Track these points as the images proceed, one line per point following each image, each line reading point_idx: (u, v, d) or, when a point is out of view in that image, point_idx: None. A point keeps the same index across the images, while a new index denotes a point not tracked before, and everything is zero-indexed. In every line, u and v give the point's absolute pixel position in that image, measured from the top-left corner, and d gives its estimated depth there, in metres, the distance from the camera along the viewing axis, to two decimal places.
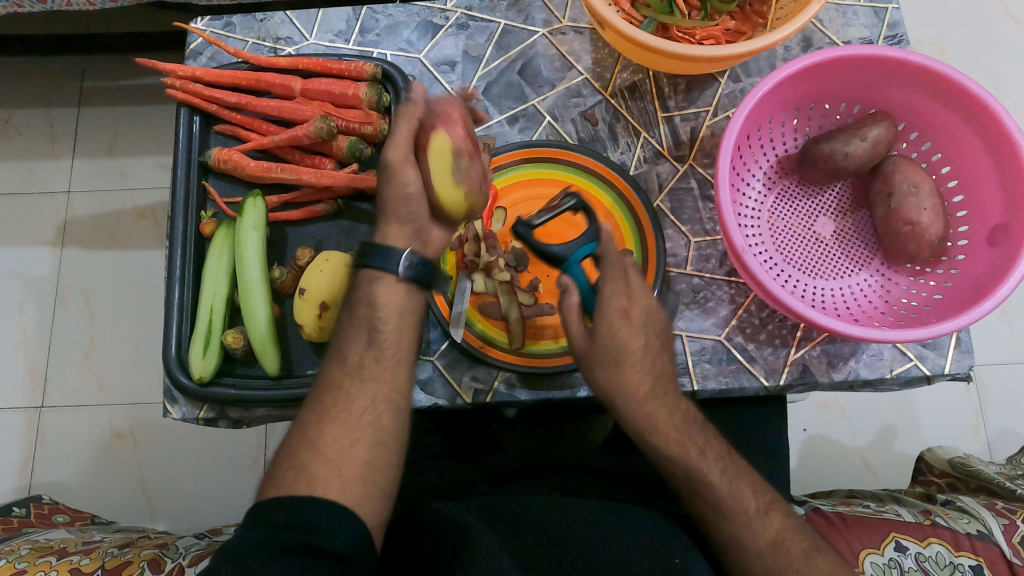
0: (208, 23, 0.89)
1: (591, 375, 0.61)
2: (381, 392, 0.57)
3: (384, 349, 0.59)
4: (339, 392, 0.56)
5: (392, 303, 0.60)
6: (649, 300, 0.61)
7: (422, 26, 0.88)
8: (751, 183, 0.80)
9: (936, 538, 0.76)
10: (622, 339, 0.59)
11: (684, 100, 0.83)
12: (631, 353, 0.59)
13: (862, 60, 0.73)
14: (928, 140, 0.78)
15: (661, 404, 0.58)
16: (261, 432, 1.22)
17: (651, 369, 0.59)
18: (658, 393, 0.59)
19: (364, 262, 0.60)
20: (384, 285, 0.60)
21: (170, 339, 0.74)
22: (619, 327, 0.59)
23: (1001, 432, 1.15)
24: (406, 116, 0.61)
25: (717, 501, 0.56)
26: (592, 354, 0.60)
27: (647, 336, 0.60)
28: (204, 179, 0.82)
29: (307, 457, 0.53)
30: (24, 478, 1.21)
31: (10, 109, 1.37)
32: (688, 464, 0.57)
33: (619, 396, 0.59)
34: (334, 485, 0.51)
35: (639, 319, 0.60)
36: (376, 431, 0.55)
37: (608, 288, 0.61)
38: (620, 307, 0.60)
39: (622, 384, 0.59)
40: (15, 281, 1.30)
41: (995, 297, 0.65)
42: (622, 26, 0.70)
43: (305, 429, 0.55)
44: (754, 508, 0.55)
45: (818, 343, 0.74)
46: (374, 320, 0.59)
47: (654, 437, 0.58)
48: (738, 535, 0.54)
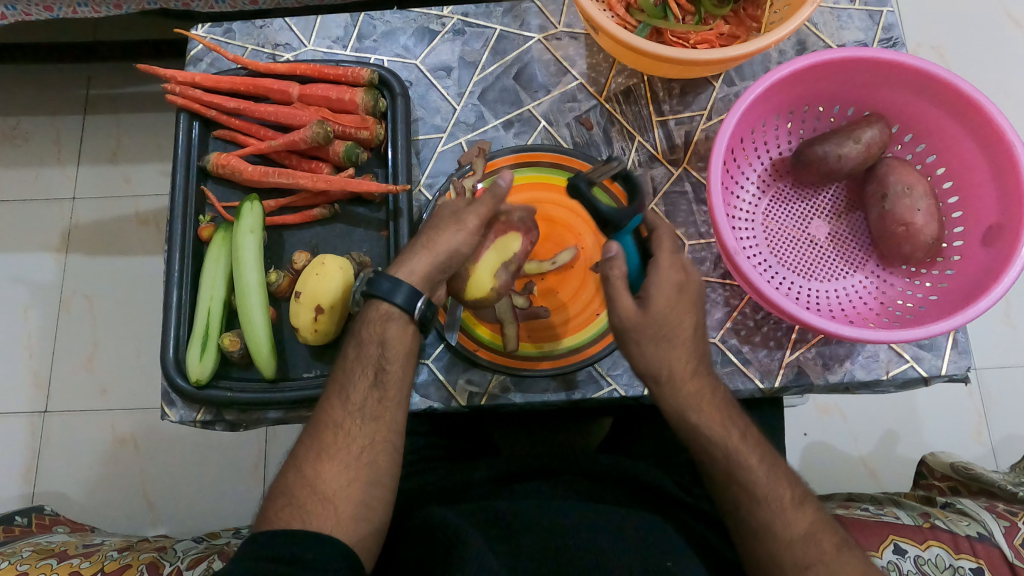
0: (208, 31, 0.90)
1: (635, 348, 0.59)
2: (380, 433, 0.59)
3: (388, 391, 0.60)
4: (339, 429, 0.59)
5: (400, 345, 0.61)
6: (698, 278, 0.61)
7: (419, 32, 0.89)
8: (744, 186, 0.80)
9: (936, 541, 0.75)
10: (676, 316, 0.58)
11: (679, 104, 0.83)
12: (682, 329, 0.59)
13: (854, 62, 0.73)
14: (923, 142, 0.78)
15: (703, 382, 0.60)
16: (262, 436, 1.23)
17: (697, 346, 0.60)
18: (700, 372, 0.60)
19: (375, 295, 0.61)
20: (394, 325, 0.61)
21: (167, 342, 0.75)
22: (675, 300, 0.58)
23: (1005, 435, 1.15)
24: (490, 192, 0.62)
25: (752, 486, 0.57)
26: (642, 329, 0.58)
27: (696, 315, 0.60)
28: (203, 184, 0.83)
29: (305, 495, 0.56)
30: (27, 484, 1.22)
31: (15, 116, 1.38)
32: (729, 447, 0.58)
33: (664, 372, 0.59)
34: (328, 521, 0.55)
35: (691, 294, 0.60)
36: (372, 471, 0.58)
37: (667, 260, 0.59)
38: (677, 281, 0.59)
39: (668, 360, 0.59)
40: (20, 286, 1.31)
41: (991, 296, 0.65)
42: (616, 31, 0.71)
43: (303, 464, 0.58)
44: (789, 498, 0.57)
45: (813, 345, 0.74)
46: (382, 361, 0.60)
47: (697, 416, 0.59)
48: (771, 520, 0.56)
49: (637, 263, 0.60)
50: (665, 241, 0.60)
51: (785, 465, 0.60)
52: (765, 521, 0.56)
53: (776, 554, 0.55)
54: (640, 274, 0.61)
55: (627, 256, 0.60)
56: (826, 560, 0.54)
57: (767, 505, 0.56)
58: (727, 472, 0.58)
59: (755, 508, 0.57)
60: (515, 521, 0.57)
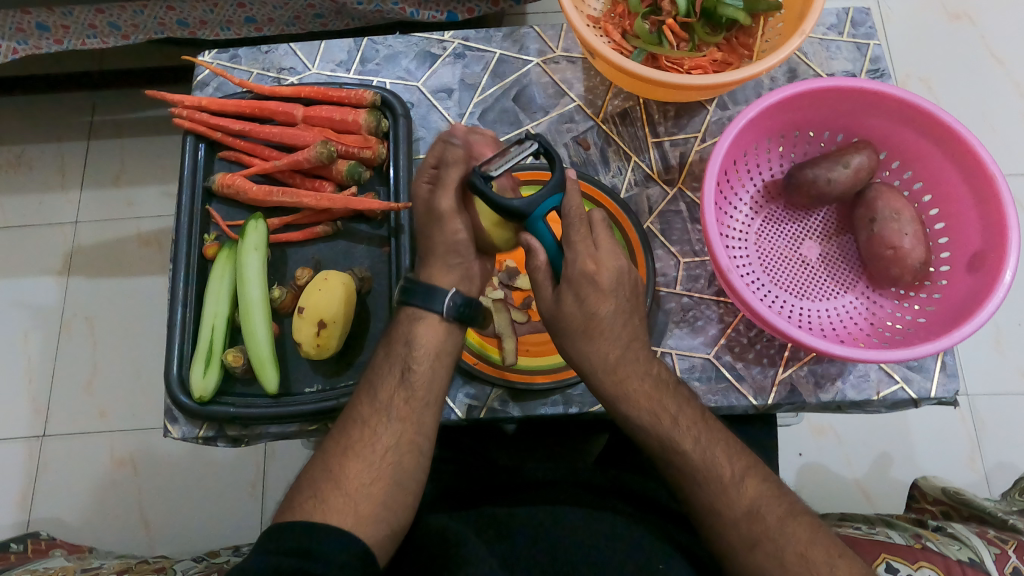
0: (215, 57, 0.93)
1: (561, 340, 0.62)
2: (406, 431, 0.59)
3: (415, 391, 0.61)
4: (366, 427, 0.59)
5: (430, 345, 0.62)
6: (616, 262, 0.61)
7: (420, 55, 0.91)
8: (737, 207, 0.82)
9: (928, 563, 0.75)
10: (591, 307, 0.60)
11: (674, 126, 0.86)
12: (600, 319, 0.60)
13: (842, 89, 0.75)
14: (910, 169, 0.80)
15: (632, 371, 0.61)
16: (260, 456, 1.23)
17: (620, 333, 0.61)
18: (628, 359, 0.61)
19: (406, 300, 0.63)
20: (425, 325, 0.63)
21: (172, 360, 0.76)
22: (586, 292, 0.60)
23: (998, 461, 1.16)
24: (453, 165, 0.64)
25: (689, 469, 0.58)
26: (560, 322, 0.61)
27: (617, 301, 0.61)
28: (208, 205, 0.85)
29: (328, 489, 0.55)
30: (23, 510, 1.21)
31: (21, 143, 1.40)
32: (660, 431, 0.59)
33: (587, 364, 0.61)
34: (348, 518, 0.54)
35: (607, 282, 0.60)
36: (397, 471, 0.57)
37: (573, 251, 0.60)
38: (585, 272, 0.59)
39: (589, 352, 0.61)
40: (21, 311, 1.32)
41: (975, 321, 0.67)
42: (611, 56, 0.74)
43: (329, 460, 0.58)
44: (728, 475, 0.57)
45: (805, 363, 0.76)
46: (409, 358, 0.61)
47: (626, 407, 0.60)
48: (715, 502, 0.56)
49: (553, 245, 0.61)
50: (576, 231, 0.60)
51: (720, 433, 0.60)
52: (720, 508, 0.56)
53: (728, 539, 0.55)
54: (559, 254, 0.61)
55: (542, 241, 0.61)
56: (775, 540, 0.54)
57: (708, 484, 0.57)
58: (668, 462, 0.59)
59: (697, 488, 0.57)
60: (517, 528, 0.57)
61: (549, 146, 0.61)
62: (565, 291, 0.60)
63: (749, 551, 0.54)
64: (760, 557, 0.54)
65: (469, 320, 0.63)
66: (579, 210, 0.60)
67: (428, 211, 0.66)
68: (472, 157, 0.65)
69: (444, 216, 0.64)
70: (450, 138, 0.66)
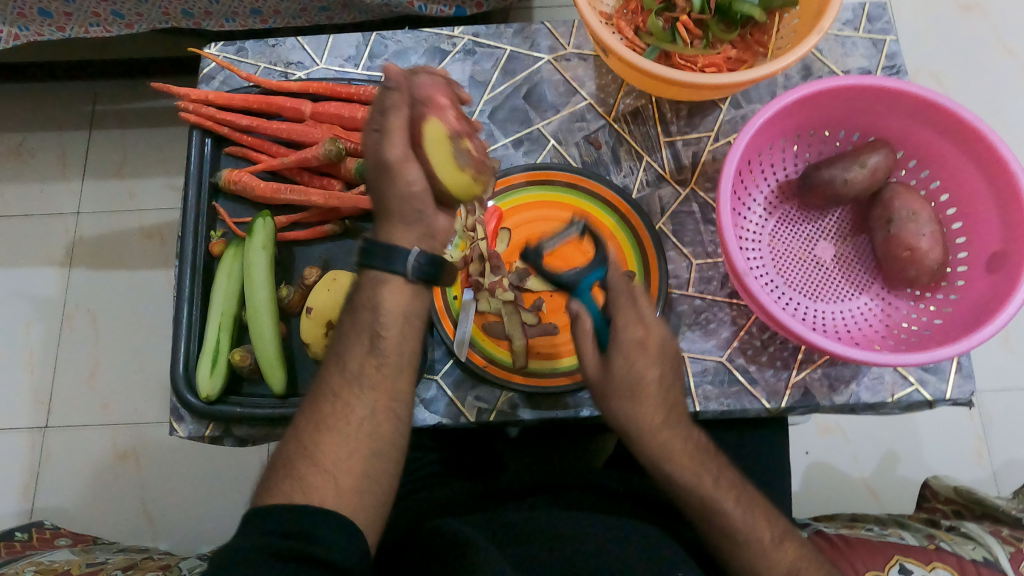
0: (221, 49, 0.91)
1: (604, 404, 0.60)
2: (381, 400, 0.56)
3: (385, 357, 0.58)
4: (338, 400, 0.56)
5: (396, 308, 0.58)
6: (663, 329, 0.60)
7: (429, 52, 0.90)
8: (751, 208, 0.81)
9: (941, 563, 0.74)
10: (639, 371, 0.58)
11: (687, 125, 0.85)
12: (647, 383, 0.58)
13: (860, 89, 0.74)
14: (927, 168, 0.79)
15: (676, 431, 0.59)
16: (264, 451, 1.22)
17: (667, 399, 0.59)
18: (672, 422, 0.59)
19: (366, 263, 0.58)
20: (388, 287, 0.58)
21: (178, 358, 0.75)
22: (635, 357, 0.58)
23: (1006, 459, 1.15)
24: (395, 108, 0.57)
25: (730, 530, 0.57)
26: (605, 385, 0.59)
27: (664, 367, 0.59)
28: (214, 201, 0.84)
29: (304, 468, 0.53)
30: (25, 501, 1.21)
31: (22, 132, 1.39)
32: (702, 492, 0.57)
33: (631, 427, 0.58)
34: (330, 492, 0.52)
35: (655, 348, 0.59)
36: (375, 442, 0.55)
37: (620, 318, 0.59)
38: (634, 338, 0.58)
39: (636, 415, 0.58)
40: (24, 301, 1.31)
41: (995, 322, 0.66)
42: (625, 54, 0.72)
43: (302, 437, 0.55)
44: (769, 538, 0.57)
45: (819, 365, 0.75)
46: (377, 325, 0.58)
47: (669, 466, 0.58)
48: (754, 563, 0.56)
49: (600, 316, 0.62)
50: (622, 300, 0.60)
51: (760, 501, 0.59)
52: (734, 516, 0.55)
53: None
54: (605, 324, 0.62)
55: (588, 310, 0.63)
56: None
57: (747, 546, 0.56)
58: (707, 519, 0.57)
59: (738, 552, 0.57)
60: (529, 532, 0.57)
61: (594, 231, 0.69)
62: (614, 356, 0.58)
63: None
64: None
65: (437, 278, 0.59)
66: (623, 283, 0.61)
67: (376, 163, 0.58)
68: (415, 96, 0.57)
69: (393, 168, 0.57)
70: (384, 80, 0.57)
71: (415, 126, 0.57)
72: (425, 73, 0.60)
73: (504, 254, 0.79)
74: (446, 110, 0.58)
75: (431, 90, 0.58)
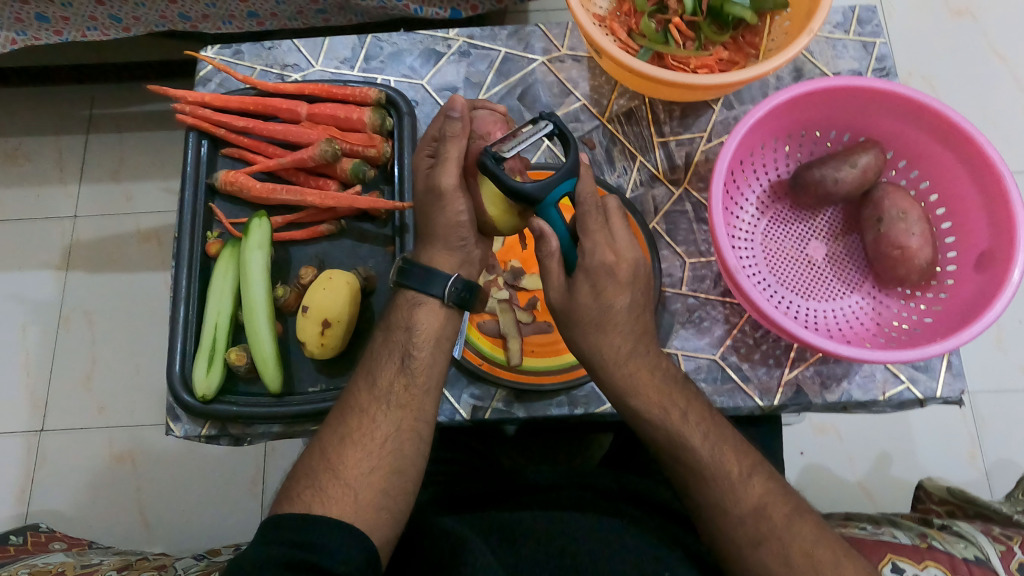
0: (218, 52, 0.92)
1: (568, 332, 0.59)
2: (406, 419, 0.57)
3: (415, 377, 0.58)
4: (364, 415, 0.57)
5: (430, 330, 0.59)
6: (635, 254, 0.58)
7: (425, 53, 0.91)
8: (744, 208, 0.82)
9: (933, 563, 0.74)
10: (607, 300, 0.57)
11: (680, 126, 0.85)
12: (615, 312, 0.57)
13: (850, 89, 0.75)
14: (917, 168, 0.80)
15: (642, 362, 0.58)
16: (260, 452, 1.22)
17: (634, 325, 0.58)
18: (639, 352, 0.59)
19: (404, 282, 0.60)
20: (425, 309, 0.59)
21: (174, 357, 0.75)
22: (603, 283, 0.56)
23: (999, 458, 1.16)
24: (454, 139, 0.58)
25: (696, 465, 0.57)
26: (570, 312, 0.58)
27: (633, 294, 0.58)
28: (210, 202, 0.84)
29: (326, 479, 0.54)
30: (21, 504, 1.21)
31: (19, 135, 1.40)
32: (670, 428, 0.57)
33: (597, 357, 0.58)
34: (348, 508, 0.52)
35: (625, 275, 0.57)
36: (397, 459, 0.56)
37: (590, 241, 0.56)
38: (604, 263, 0.56)
39: (600, 345, 0.58)
40: (20, 304, 1.31)
41: (983, 320, 0.67)
42: (618, 55, 0.73)
43: (326, 449, 0.56)
44: (736, 472, 0.56)
45: (811, 363, 0.76)
46: (409, 345, 0.59)
47: (636, 402, 0.58)
48: (722, 499, 0.55)
49: (568, 234, 0.57)
50: (592, 220, 0.57)
51: (730, 434, 0.59)
52: (726, 515, 0.55)
53: (730, 533, 0.55)
54: (572, 243, 0.58)
55: (555, 229, 0.57)
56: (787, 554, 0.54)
57: (714, 481, 0.56)
58: (673, 455, 0.57)
59: (704, 487, 0.56)
60: (524, 531, 0.57)
61: (565, 128, 0.57)
62: (580, 282, 0.57)
63: (755, 550, 0.54)
64: (765, 554, 0.54)
65: (471, 303, 0.61)
66: (594, 199, 0.57)
67: (428, 189, 0.59)
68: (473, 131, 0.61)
69: (444, 195, 0.58)
70: (449, 108, 0.59)
71: (470, 157, 0.60)
72: (485, 109, 0.64)
73: (498, 252, 0.80)
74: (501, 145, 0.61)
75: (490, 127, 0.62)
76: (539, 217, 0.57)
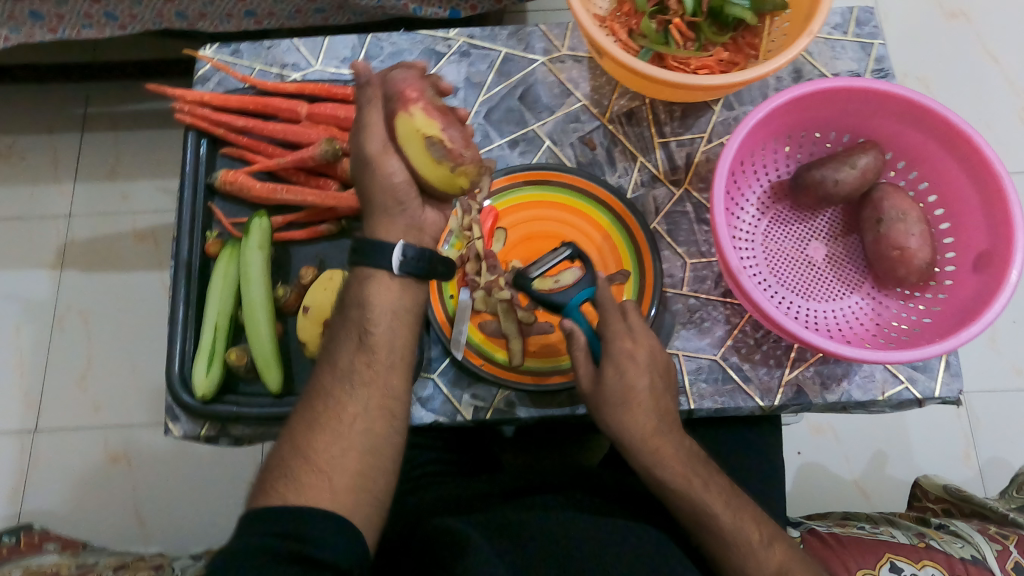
0: (217, 50, 0.91)
1: (598, 416, 0.63)
2: (373, 397, 0.57)
3: (376, 354, 0.58)
4: (331, 399, 0.57)
5: (386, 304, 0.59)
6: (653, 343, 0.63)
7: (425, 53, 0.90)
8: (744, 208, 0.82)
9: (931, 561, 0.75)
10: (629, 382, 0.61)
11: (680, 127, 0.86)
12: (637, 393, 0.61)
13: (851, 92, 0.76)
14: (916, 169, 0.80)
15: (666, 439, 0.61)
16: (257, 454, 1.22)
17: (657, 408, 0.61)
18: (663, 429, 0.61)
19: (358, 260, 0.59)
20: (377, 284, 0.59)
21: (174, 358, 0.75)
22: (625, 367, 0.61)
23: (993, 458, 1.17)
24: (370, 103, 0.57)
25: (719, 531, 0.58)
26: (598, 398, 0.62)
27: (652, 377, 0.62)
28: (210, 201, 0.84)
29: (299, 467, 0.54)
30: (15, 504, 1.20)
31: (14, 134, 1.39)
32: (694, 497, 0.58)
33: (625, 436, 0.61)
34: (325, 494, 0.52)
35: (643, 360, 0.62)
36: (367, 438, 0.56)
37: (611, 331, 0.62)
38: (625, 350, 0.61)
39: (625, 423, 0.61)
40: (14, 303, 1.30)
41: (982, 320, 0.67)
42: (620, 55, 0.73)
43: (297, 436, 0.56)
44: (756, 540, 0.57)
45: (812, 363, 0.76)
46: (365, 322, 0.58)
47: (661, 473, 0.60)
48: (742, 563, 0.57)
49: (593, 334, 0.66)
50: (610, 314, 0.63)
51: None
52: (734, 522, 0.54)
53: None
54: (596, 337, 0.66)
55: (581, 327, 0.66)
56: None
57: (735, 549, 0.57)
58: None
59: None
60: (524, 532, 0.57)
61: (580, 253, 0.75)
62: (606, 368, 0.61)
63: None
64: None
65: (427, 273, 0.59)
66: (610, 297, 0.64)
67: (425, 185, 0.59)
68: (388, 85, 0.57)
69: (373, 161, 0.57)
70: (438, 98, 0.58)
71: (390, 123, 0.56)
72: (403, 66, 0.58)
73: (500, 253, 0.80)
74: (416, 103, 0.55)
75: (407, 83, 0.56)
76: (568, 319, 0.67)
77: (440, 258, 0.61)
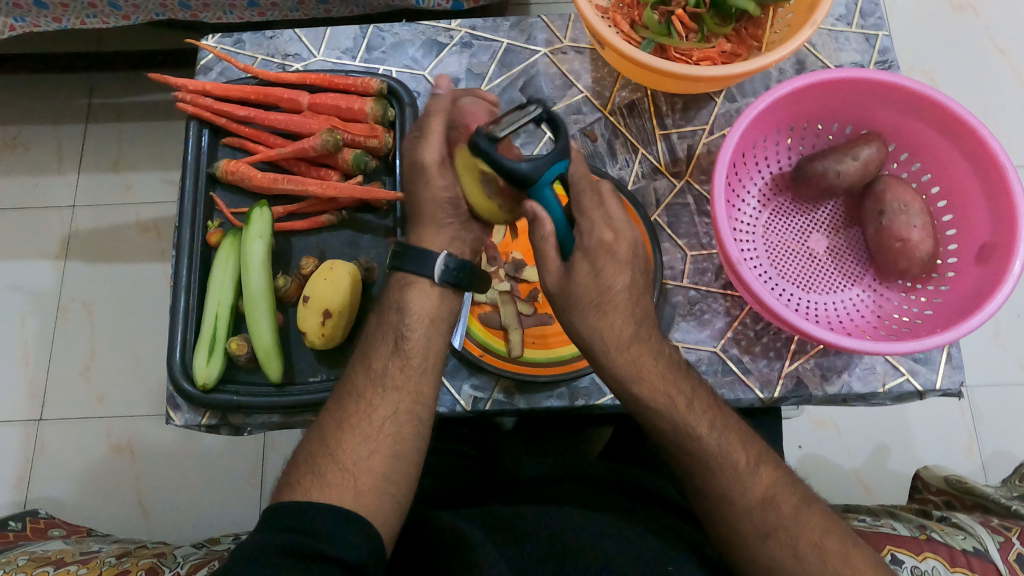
0: (219, 40, 0.91)
1: (566, 318, 0.58)
2: (404, 402, 0.57)
3: (411, 359, 0.58)
4: (362, 400, 0.57)
5: (424, 311, 0.59)
6: (632, 233, 0.58)
7: (426, 44, 0.90)
8: (746, 200, 0.82)
9: (932, 554, 0.74)
10: (607, 280, 0.56)
11: (682, 118, 0.85)
12: (615, 292, 0.57)
13: (852, 83, 0.75)
14: (918, 161, 0.80)
15: (645, 347, 0.58)
16: (259, 444, 1.22)
17: (635, 308, 0.58)
18: (640, 336, 0.58)
19: (398, 264, 0.60)
20: (415, 289, 0.59)
21: (175, 346, 0.75)
22: (603, 263, 0.56)
23: (995, 451, 1.16)
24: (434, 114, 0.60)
25: (719, 494, 0.56)
26: (569, 295, 0.57)
27: (632, 273, 0.58)
28: (211, 191, 0.84)
29: (326, 464, 0.54)
30: (20, 492, 1.20)
31: (18, 124, 1.39)
32: (673, 418, 0.57)
33: (598, 341, 0.57)
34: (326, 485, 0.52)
35: (624, 253, 0.57)
36: (397, 441, 0.56)
37: (588, 220, 0.56)
38: (603, 242, 0.56)
39: (600, 328, 0.57)
40: (19, 294, 1.31)
41: (983, 312, 0.67)
42: (622, 46, 0.73)
43: (325, 435, 0.56)
44: (746, 470, 0.56)
45: (812, 356, 0.76)
46: (402, 327, 0.59)
47: (639, 389, 0.57)
48: (724, 483, 0.56)
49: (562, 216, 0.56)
50: (587, 199, 0.57)
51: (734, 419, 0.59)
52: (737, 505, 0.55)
53: (734, 523, 0.55)
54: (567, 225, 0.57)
55: (550, 212, 0.56)
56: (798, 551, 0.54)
57: (734, 512, 0.55)
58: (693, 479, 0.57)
59: (712, 482, 0.56)
60: (525, 527, 0.57)
61: (554, 111, 0.53)
62: (579, 263, 0.56)
63: (757, 534, 0.54)
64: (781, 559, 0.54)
65: (465, 283, 0.60)
66: (585, 176, 0.57)
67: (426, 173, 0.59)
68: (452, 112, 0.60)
69: (427, 169, 0.59)
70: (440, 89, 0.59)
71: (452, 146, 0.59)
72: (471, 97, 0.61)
73: (500, 243, 0.80)
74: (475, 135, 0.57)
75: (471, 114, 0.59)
76: (534, 200, 0.55)
77: (478, 271, 0.62)
